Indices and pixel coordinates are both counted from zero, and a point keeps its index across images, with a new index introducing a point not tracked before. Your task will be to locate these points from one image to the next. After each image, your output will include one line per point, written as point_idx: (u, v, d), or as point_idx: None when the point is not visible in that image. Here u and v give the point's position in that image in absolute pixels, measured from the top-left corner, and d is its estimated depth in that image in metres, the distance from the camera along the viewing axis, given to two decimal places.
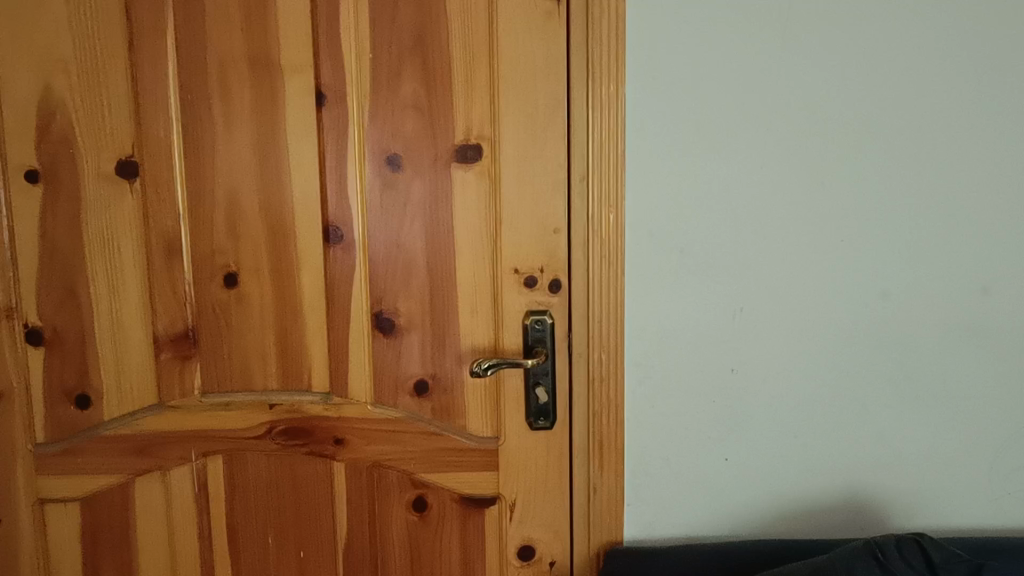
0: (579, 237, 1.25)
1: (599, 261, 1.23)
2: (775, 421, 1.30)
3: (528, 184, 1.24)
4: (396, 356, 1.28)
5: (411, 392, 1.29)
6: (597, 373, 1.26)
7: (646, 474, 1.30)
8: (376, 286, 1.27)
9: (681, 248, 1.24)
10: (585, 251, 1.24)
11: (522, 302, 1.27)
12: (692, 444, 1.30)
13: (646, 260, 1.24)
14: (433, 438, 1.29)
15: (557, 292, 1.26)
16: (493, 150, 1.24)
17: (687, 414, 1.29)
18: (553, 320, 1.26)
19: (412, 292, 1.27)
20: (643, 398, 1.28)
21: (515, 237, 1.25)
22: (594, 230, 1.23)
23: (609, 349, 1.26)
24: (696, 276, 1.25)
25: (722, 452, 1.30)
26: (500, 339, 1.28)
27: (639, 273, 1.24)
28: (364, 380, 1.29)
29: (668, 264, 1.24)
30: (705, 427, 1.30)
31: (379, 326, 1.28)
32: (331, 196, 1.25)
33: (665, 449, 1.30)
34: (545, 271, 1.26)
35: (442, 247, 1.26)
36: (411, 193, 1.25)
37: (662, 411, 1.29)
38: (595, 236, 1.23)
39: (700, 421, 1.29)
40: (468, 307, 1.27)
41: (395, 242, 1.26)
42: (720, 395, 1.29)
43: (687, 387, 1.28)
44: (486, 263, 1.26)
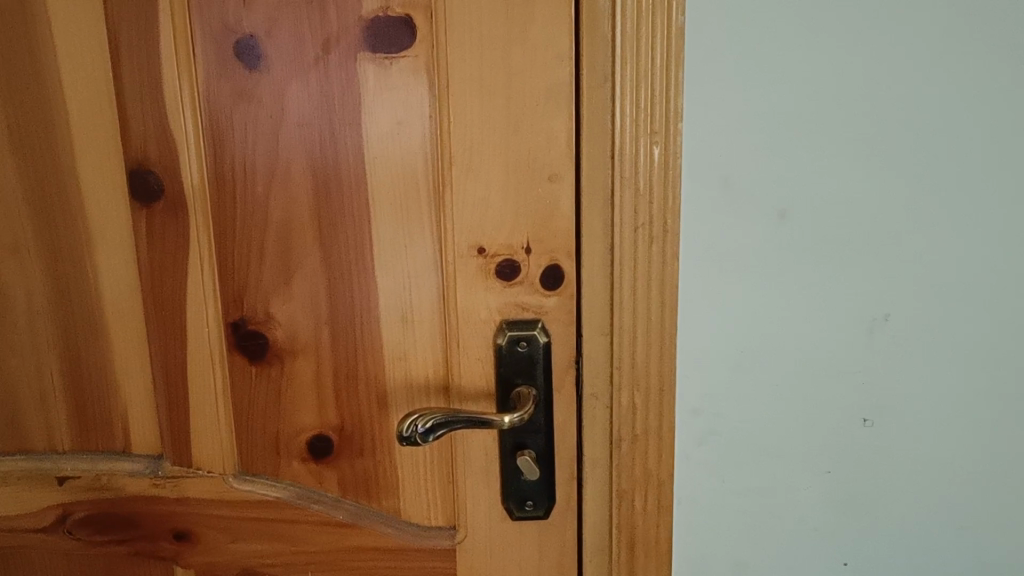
0: (596, 191, 0.68)
1: (634, 235, 0.67)
2: (929, 504, 0.75)
3: (502, 91, 0.66)
4: (273, 398, 0.73)
5: (303, 457, 0.75)
6: (626, 428, 0.72)
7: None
8: (230, 278, 0.71)
9: (784, 209, 0.68)
10: (611, 218, 0.68)
11: (492, 305, 0.70)
12: (789, 543, 0.75)
13: (719, 232, 0.68)
14: (342, 532, 0.75)
15: (556, 287, 0.70)
16: (435, 28, 0.65)
17: (783, 493, 0.74)
18: (547, 338, 0.71)
19: (295, 289, 0.71)
20: (705, 468, 0.74)
21: (479, 190, 0.68)
22: (624, 179, 0.66)
23: (645, 389, 0.71)
24: (807, 260, 0.69)
25: (840, 554, 0.76)
26: (455, 370, 0.72)
27: (705, 255, 0.68)
28: (219, 438, 0.74)
29: (758, 237, 0.68)
30: (813, 515, 0.75)
31: (240, 347, 0.72)
32: (136, 117, 0.68)
33: (742, 550, 0.76)
34: (535, 251, 0.69)
35: (345, 210, 0.69)
36: (285, 112, 0.67)
37: (738, 489, 0.74)
38: (626, 191, 0.66)
39: (805, 506, 0.74)
40: (397, 313, 0.71)
41: (261, 201, 0.69)
42: (840, 463, 0.74)
43: (782, 449, 0.73)
44: (427, 237, 0.70)
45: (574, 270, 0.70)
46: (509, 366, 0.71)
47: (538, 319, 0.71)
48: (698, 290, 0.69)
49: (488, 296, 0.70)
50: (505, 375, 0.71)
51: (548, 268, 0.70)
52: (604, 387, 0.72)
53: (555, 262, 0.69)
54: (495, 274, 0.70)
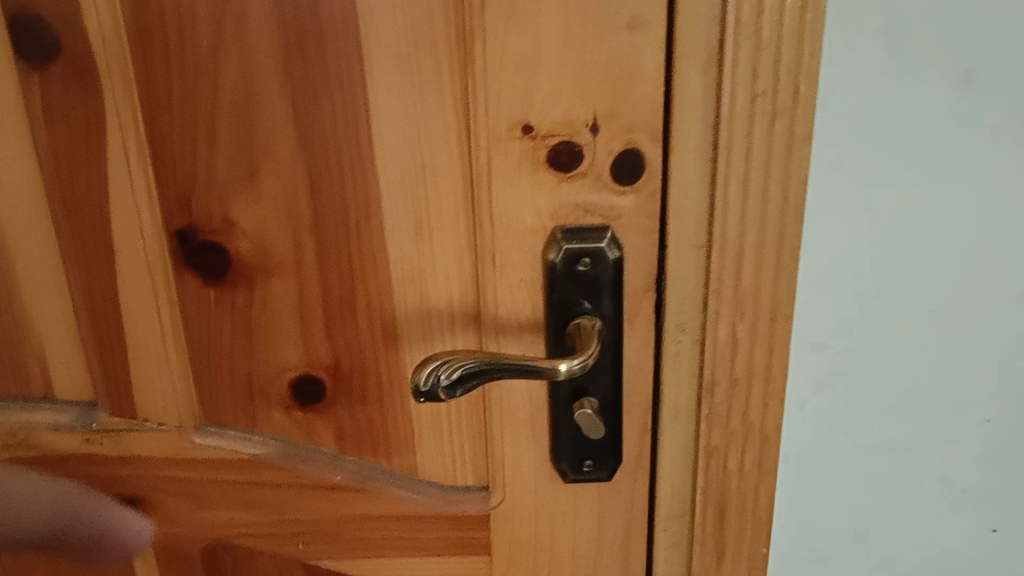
0: (697, 45, 0.46)
1: (750, 110, 0.47)
2: None
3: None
4: (241, 330, 0.54)
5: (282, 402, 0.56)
6: (722, 369, 0.53)
7: (817, 561, 0.60)
8: (171, 171, 0.50)
9: (968, 72, 0.47)
10: (719, 84, 0.46)
11: (541, 206, 0.50)
12: (924, 505, 0.58)
13: (871, 101, 0.47)
14: (341, 496, 0.58)
15: (632, 182, 0.49)
16: None
17: (924, 448, 0.56)
18: (618, 251, 0.50)
19: (266, 186, 0.50)
20: (824, 418, 0.55)
21: (526, 45, 0.46)
22: (739, 26, 0.45)
23: (752, 318, 0.51)
24: (990, 144, 0.49)
25: (988, 520, 0.59)
26: (488, 293, 0.52)
27: (849, 137, 0.48)
28: (172, 382, 0.55)
29: (926, 110, 0.48)
30: (961, 474, 0.57)
31: (191, 263, 0.52)
32: None
33: (863, 516, 0.58)
34: (604, 132, 0.48)
35: (330, 73, 0.48)
36: None
37: (867, 444, 0.56)
38: (739, 45, 0.45)
39: (951, 463, 0.57)
40: (408, 216, 0.51)
41: (207, 61, 0.47)
42: (1004, 411, 0.56)
43: (929, 392, 0.55)
44: (452, 114, 0.49)
45: (661, 157, 0.49)
46: (566, 288, 0.51)
47: (607, 226, 0.50)
48: (834, 186, 0.49)
49: (536, 194, 0.50)
50: (560, 301, 0.51)
51: (621, 155, 0.49)
52: (696, 315, 0.52)
53: (632, 147, 0.48)
54: (548, 164, 0.49)
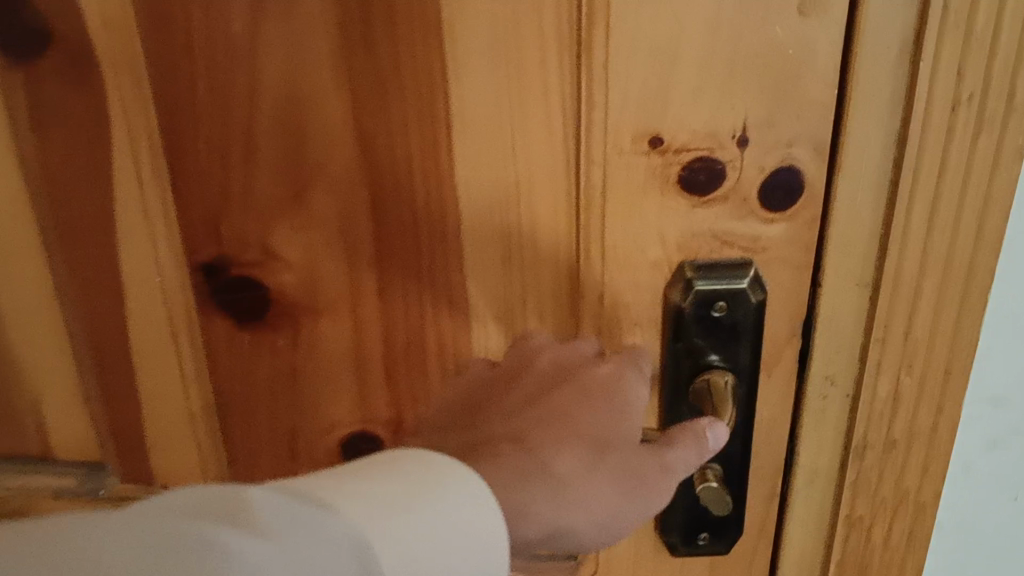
0: (886, 34, 0.35)
1: (950, 118, 0.36)
2: None
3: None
4: (283, 381, 0.43)
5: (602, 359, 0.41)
6: (877, 431, 0.43)
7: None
8: (195, 189, 0.39)
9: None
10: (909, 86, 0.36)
11: (667, 235, 0.39)
12: None
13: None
14: None
15: (785, 206, 0.38)
16: None
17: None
18: (759, 291, 0.40)
19: (316, 208, 0.40)
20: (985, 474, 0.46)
21: (663, 32, 0.35)
22: (948, 10, 0.34)
23: (922, 372, 0.41)
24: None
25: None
26: (597, 339, 0.42)
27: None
28: (195, 437, 0.45)
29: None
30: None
31: (221, 299, 0.42)
32: None
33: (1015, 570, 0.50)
34: (756, 145, 0.37)
35: (403, 66, 0.37)
36: None
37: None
38: (944, 35, 0.34)
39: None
40: (496, 245, 0.40)
41: (244, 50, 0.37)
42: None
43: None
44: (563, 120, 0.37)
45: (827, 175, 0.38)
46: (694, 336, 0.41)
47: (749, 261, 0.39)
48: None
49: (662, 220, 0.39)
50: (684, 350, 0.41)
51: (773, 174, 0.38)
52: (850, 366, 0.42)
53: (789, 164, 0.38)
54: (681, 184, 0.38)
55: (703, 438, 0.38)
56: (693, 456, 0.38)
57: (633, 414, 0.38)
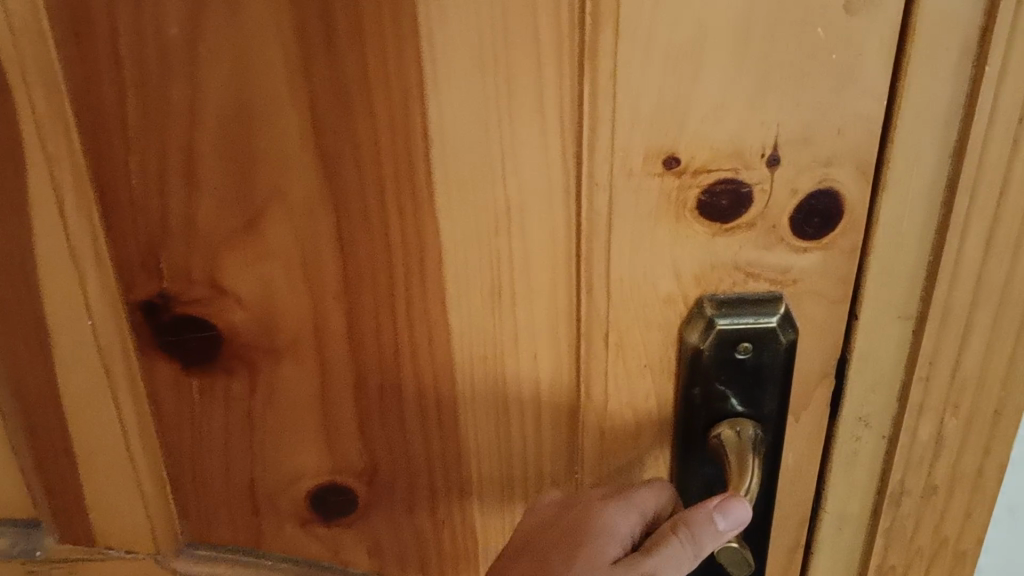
0: (945, 40, 0.30)
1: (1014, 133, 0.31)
2: None
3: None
4: (239, 431, 0.38)
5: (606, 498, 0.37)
6: (914, 475, 0.38)
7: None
8: (129, 218, 0.33)
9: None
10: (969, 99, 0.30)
11: (683, 267, 0.34)
12: None
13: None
14: None
15: (822, 234, 0.33)
16: None
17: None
18: (791, 331, 0.34)
19: (272, 241, 0.34)
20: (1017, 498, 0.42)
21: (685, 33, 0.30)
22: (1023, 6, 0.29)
23: (966, 411, 0.37)
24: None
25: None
26: (599, 380, 0.36)
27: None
28: (137, 488, 0.39)
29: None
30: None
31: (164, 340, 0.36)
32: None
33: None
34: (787, 165, 0.32)
35: (373, 75, 0.31)
36: None
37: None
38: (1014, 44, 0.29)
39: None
40: (483, 277, 0.35)
41: (181, 58, 0.31)
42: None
43: None
44: (562, 135, 0.32)
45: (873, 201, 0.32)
46: (714, 380, 0.35)
47: (779, 295, 0.34)
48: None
49: (676, 249, 0.33)
50: (702, 395, 0.36)
51: (808, 198, 0.32)
52: (887, 407, 0.37)
53: (827, 186, 0.32)
54: (700, 209, 0.33)
55: (682, 534, 0.34)
56: (681, 555, 0.34)
57: (599, 538, 0.35)
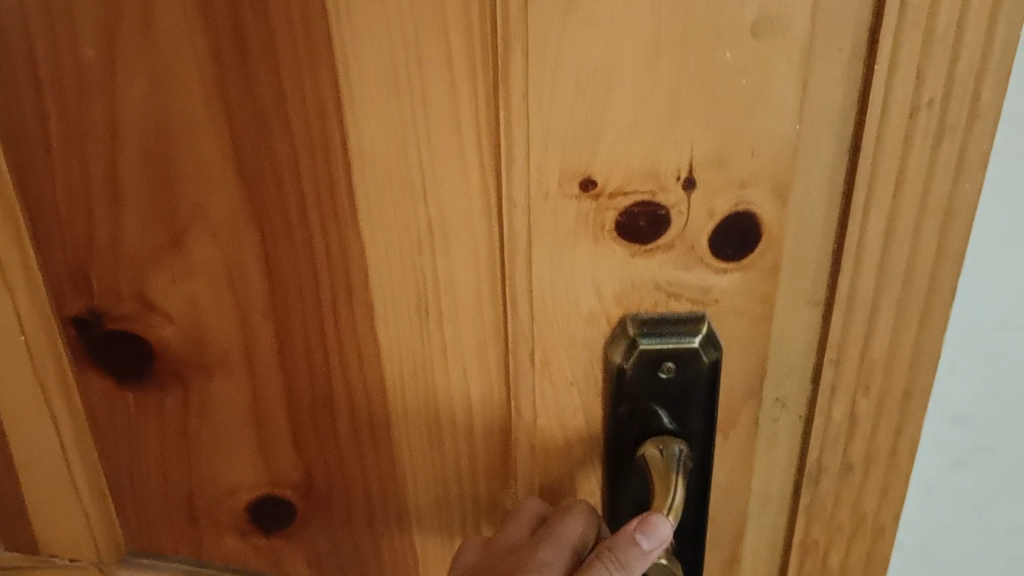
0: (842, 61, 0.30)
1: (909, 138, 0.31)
2: None
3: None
4: (175, 443, 0.38)
5: (535, 534, 0.37)
6: (841, 482, 0.38)
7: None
8: (56, 235, 0.34)
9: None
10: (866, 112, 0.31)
11: (604, 287, 0.34)
12: None
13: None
14: None
15: (740, 255, 0.33)
16: None
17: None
18: (713, 350, 0.34)
19: (197, 257, 0.34)
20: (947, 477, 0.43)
21: (594, 58, 0.30)
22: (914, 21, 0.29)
23: (888, 417, 0.37)
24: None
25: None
26: (527, 398, 0.36)
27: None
28: (78, 499, 0.40)
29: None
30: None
31: (96, 354, 0.37)
32: None
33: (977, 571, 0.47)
34: (702, 187, 0.32)
35: (287, 97, 0.32)
36: None
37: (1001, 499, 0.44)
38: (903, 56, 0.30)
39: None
40: (408, 295, 0.35)
41: (98, 80, 0.31)
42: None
43: None
44: (477, 156, 0.32)
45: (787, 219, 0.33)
46: (639, 398, 0.35)
47: (701, 314, 0.34)
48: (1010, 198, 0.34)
49: (596, 268, 0.33)
50: (628, 413, 0.36)
51: (725, 220, 0.32)
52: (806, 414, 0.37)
53: (744, 209, 0.32)
54: (618, 231, 0.33)
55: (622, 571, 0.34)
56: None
57: None
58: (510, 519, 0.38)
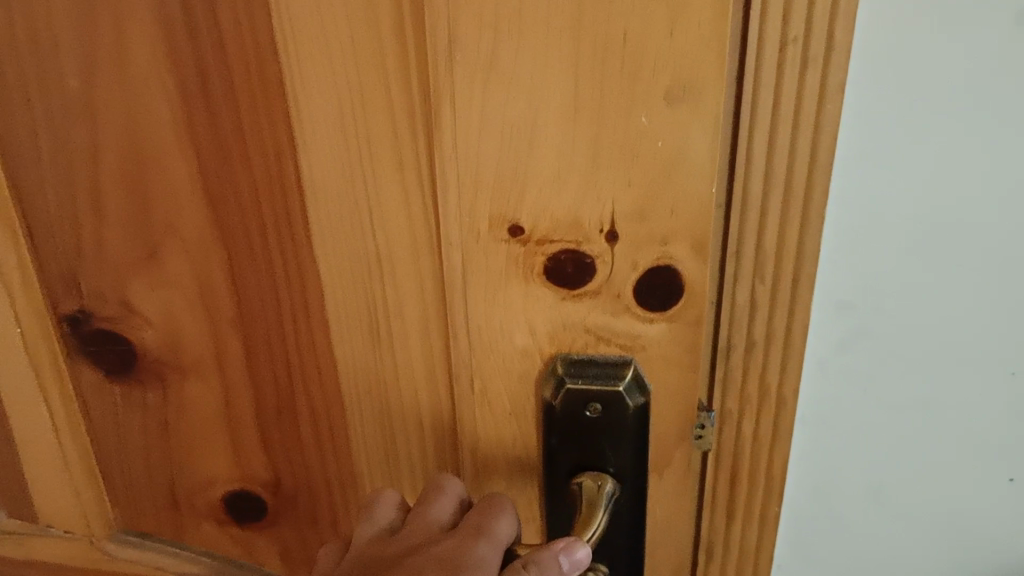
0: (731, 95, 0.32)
1: (802, 129, 0.36)
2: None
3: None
4: (157, 435, 0.42)
5: (453, 525, 0.38)
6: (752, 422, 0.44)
7: (809, 563, 0.54)
8: (48, 242, 0.38)
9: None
10: (779, 116, 0.36)
11: (537, 327, 0.35)
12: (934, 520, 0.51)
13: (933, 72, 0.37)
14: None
15: (665, 305, 0.34)
16: None
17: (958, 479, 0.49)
18: (640, 393, 0.36)
19: (171, 269, 0.38)
20: (845, 436, 0.48)
21: (517, 115, 0.31)
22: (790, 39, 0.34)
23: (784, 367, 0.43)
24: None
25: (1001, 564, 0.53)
26: (468, 424, 0.38)
27: (908, 123, 0.38)
28: (70, 482, 0.44)
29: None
30: (988, 511, 0.50)
31: (84, 348, 0.40)
32: None
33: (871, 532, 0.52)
34: (626, 240, 0.33)
35: (246, 131, 0.34)
36: None
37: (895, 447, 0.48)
38: (806, 67, 0.35)
39: (977, 502, 0.50)
40: (360, 321, 0.37)
41: (80, 108, 0.35)
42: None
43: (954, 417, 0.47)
44: (418, 198, 0.34)
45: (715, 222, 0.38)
46: (571, 436, 0.37)
47: (629, 360, 0.35)
48: (881, 168, 0.39)
49: (528, 309, 0.35)
50: (561, 448, 0.37)
51: (649, 273, 0.33)
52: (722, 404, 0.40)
53: (667, 263, 0.33)
54: (547, 275, 0.34)
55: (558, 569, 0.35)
56: None
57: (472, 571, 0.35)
58: (433, 495, 0.39)
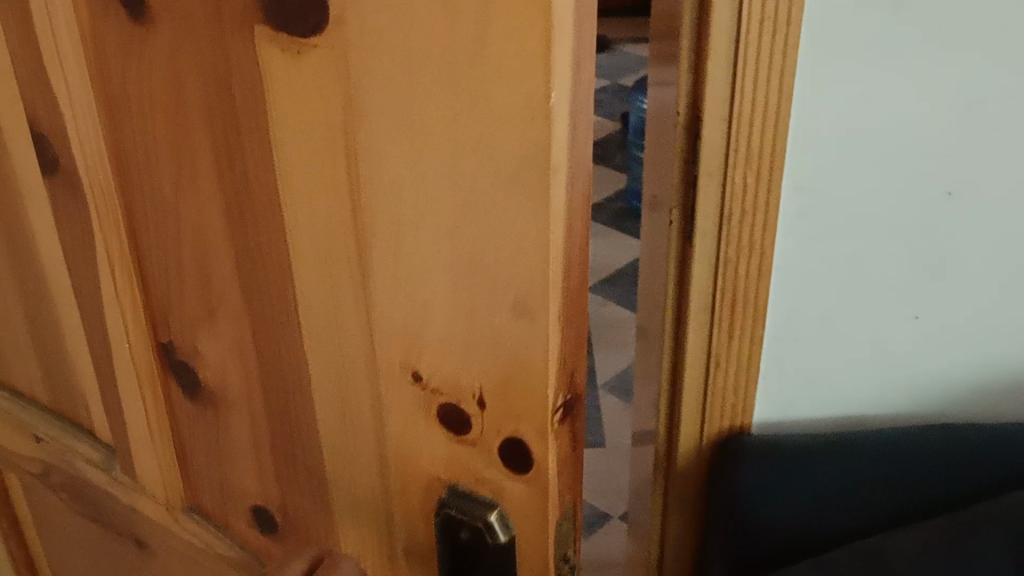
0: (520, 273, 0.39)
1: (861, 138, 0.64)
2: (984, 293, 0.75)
3: (442, 130, 0.35)
4: (212, 443, 0.54)
5: None
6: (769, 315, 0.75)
7: (784, 406, 0.81)
8: (151, 288, 0.51)
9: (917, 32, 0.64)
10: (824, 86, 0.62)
11: (435, 455, 0.43)
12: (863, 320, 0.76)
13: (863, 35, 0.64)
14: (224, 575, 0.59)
15: (521, 468, 0.40)
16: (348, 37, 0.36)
17: (903, 268, 0.73)
18: (505, 531, 0.42)
19: (220, 328, 0.49)
20: (829, 233, 0.72)
21: (414, 294, 0.40)
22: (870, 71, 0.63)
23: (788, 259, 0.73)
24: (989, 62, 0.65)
25: (931, 431, 0.78)
26: (397, 513, 0.47)
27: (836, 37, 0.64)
28: (159, 462, 0.57)
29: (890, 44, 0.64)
30: (911, 340, 0.77)
31: (171, 369, 0.53)
32: (29, 70, 0.48)
33: (838, 353, 0.78)
34: (491, 410, 0.40)
35: (264, 251, 0.45)
36: (183, 93, 0.43)
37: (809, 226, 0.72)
38: None
39: (905, 331, 0.77)
40: (331, 410, 0.47)
41: (170, 204, 0.47)
42: (930, 311, 0.76)
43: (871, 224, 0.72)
44: (361, 336, 0.43)
45: (717, 168, 0.69)
46: (454, 551, 0.44)
47: (497, 504, 0.42)
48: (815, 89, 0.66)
49: (428, 439, 0.43)
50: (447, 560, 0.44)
51: (507, 440, 0.40)
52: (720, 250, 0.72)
53: (517, 437, 0.40)
54: (439, 418, 0.42)
55: None
56: None
57: None
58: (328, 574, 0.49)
